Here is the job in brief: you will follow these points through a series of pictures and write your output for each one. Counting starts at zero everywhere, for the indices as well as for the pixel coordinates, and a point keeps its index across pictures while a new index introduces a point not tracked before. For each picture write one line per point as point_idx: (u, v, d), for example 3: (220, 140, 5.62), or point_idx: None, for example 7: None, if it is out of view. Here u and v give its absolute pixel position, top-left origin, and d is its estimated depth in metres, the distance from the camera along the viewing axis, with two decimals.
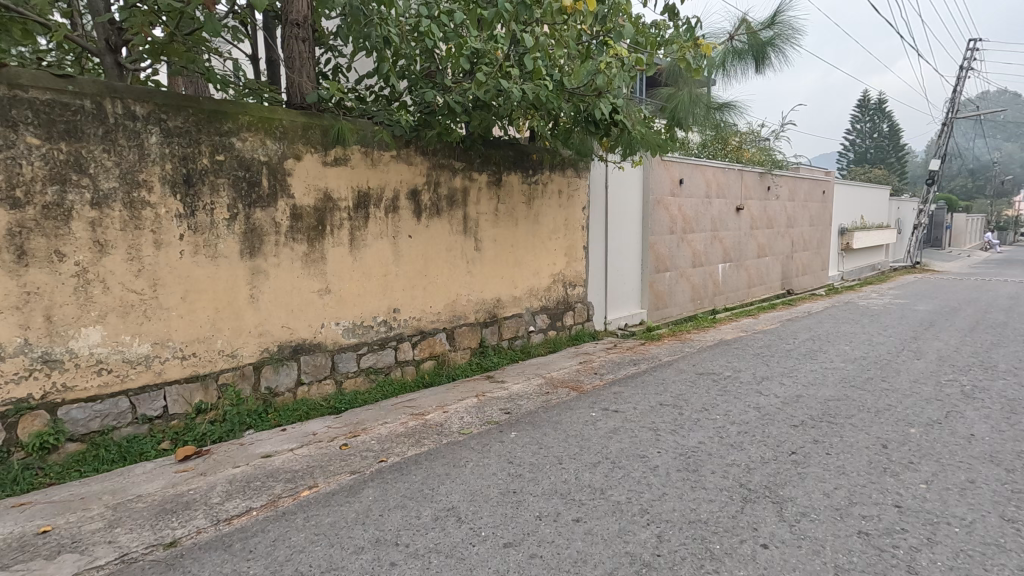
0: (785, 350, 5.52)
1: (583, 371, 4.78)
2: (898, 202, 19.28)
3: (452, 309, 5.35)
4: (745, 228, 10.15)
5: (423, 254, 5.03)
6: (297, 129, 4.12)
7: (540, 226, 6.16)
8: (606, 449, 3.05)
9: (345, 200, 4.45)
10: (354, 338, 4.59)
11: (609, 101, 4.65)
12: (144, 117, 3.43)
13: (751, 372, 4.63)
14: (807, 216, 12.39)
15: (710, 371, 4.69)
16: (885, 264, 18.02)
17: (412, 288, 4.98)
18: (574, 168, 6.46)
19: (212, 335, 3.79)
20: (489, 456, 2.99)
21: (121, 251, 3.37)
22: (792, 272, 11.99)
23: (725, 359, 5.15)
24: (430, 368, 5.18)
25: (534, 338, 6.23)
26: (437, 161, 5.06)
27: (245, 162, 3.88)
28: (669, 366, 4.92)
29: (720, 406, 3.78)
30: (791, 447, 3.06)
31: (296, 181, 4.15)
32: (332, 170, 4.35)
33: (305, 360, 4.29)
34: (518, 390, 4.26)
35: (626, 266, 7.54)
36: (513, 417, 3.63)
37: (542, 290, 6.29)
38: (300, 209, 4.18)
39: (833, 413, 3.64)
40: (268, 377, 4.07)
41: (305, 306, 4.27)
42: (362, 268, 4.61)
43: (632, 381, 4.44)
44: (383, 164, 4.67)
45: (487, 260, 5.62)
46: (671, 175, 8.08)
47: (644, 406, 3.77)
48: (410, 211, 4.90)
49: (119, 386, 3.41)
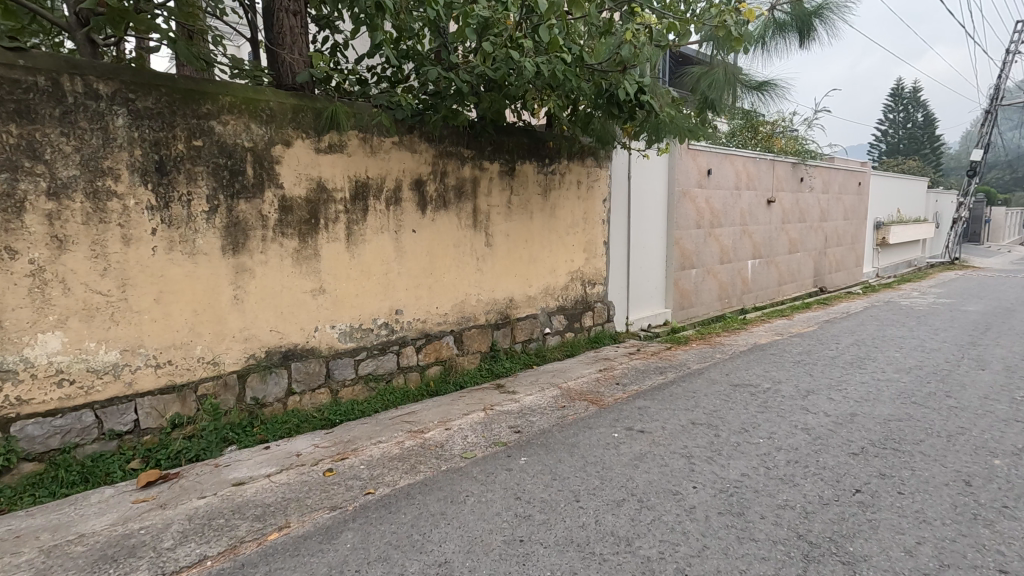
0: (828, 358, 4.96)
1: (603, 381, 4.30)
2: (937, 195, 18.30)
3: (461, 311, 4.92)
4: (776, 222, 9.55)
5: (428, 251, 4.61)
6: (286, 112, 3.71)
7: (556, 220, 5.69)
8: (632, 482, 2.59)
9: (341, 191, 4.04)
10: (351, 342, 4.19)
11: (635, 80, 4.14)
12: (109, 97, 3.05)
13: (794, 385, 4.10)
14: (841, 209, 11.68)
15: (746, 383, 4.17)
16: (922, 261, 17.09)
17: (416, 288, 4.57)
18: (594, 157, 5.98)
19: (190, 340, 3.42)
20: (493, 490, 2.55)
21: (83, 247, 3.00)
22: (825, 268, 11.32)
23: (762, 367, 4.62)
24: (436, 374, 4.76)
25: (550, 340, 5.77)
26: (443, 149, 4.62)
27: (227, 149, 3.48)
28: (699, 375, 4.41)
29: (762, 426, 3.29)
30: (854, 484, 2.57)
31: (286, 169, 3.75)
32: (326, 158, 3.94)
33: (297, 367, 3.90)
34: (530, 403, 3.81)
35: (649, 263, 7.03)
36: (523, 437, 3.18)
37: (559, 290, 5.83)
38: (290, 201, 3.78)
39: (898, 438, 3.11)
40: (254, 387, 3.69)
41: (296, 308, 3.88)
42: (361, 266, 4.20)
43: (658, 393, 3.96)
44: (383, 151, 4.25)
45: (499, 258, 5.18)
46: (698, 165, 7.54)
47: (674, 426, 3.29)
48: (413, 203, 4.47)
49: (83, 399, 3.05)
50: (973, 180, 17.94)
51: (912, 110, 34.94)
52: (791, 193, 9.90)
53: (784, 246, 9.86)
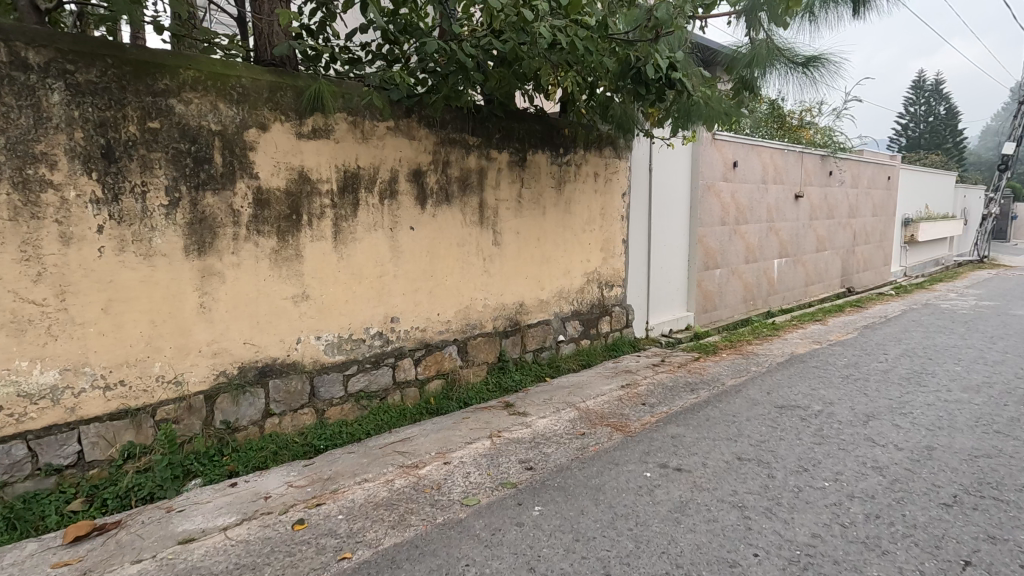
0: (880, 373, 4.37)
1: (626, 401, 3.75)
2: (966, 190, 17.52)
3: (465, 318, 4.40)
4: (803, 218, 8.93)
5: (429, 250, 4.09)
6: (261, 90, 3.20)
7: (571, 216, 5.15)
8: (674, 547, 2.05)
9: (327, 183, 3.53)
10: (340, 356, 3.69)
11: (665, 54, 3.65)
12: (43, 68, 2.55)
13: (850, 408, 3.53)
14: (870, 205, 11.01)
15: (793, 404, 3.61)
16: (949, 259, 16.34)
17: (414, 293, 4.05)
18: (612, 146, 5.43)
19: (146, 357, 2.92)
20: (500, 556, 2.03)
21: (10, 249, 2.51)
22: (852, 267, 10.68)
23: (807, 384, 4.05)
24: (437, 389, 4.24)
25: (563, 349, 5.23)
26: (445, 135, 4.09)
27: (190, 133, 2.98)
28: (737, 394, 3.86)
29: (823, 464, 2.75)
30: (960, 553, 2.02)
31: (262, 156, 3.24)
32: (309, 143, 3.43)
33: (276, 385, 3.40)
34: (544, 429, 3.29)
35: (671, 263, 6.48)
36: (537, 476, 2.65)
37: (574, 293, 5.29)
38: (266, 194, 3.27)
39: (994, 483, 2.54)
40: (224, 409, 3.19)
41: (274, 317, 3.38)
42: (351, 268, 3.69)
43: (693, 417, 3.41)
44: (376, 137, 3.73)
45: (508, 258, 4.65)
46: (723, 157, 6.96)
47: (716, 463, 2.75)
48: (411, 196, 3.95)
49: (13, 430, 2.56)
50: (1004, 175, 17.14)
51: (933, 104, 34.00)
52: (819, 187, 9.27)
53: (811, 245, 9.25)
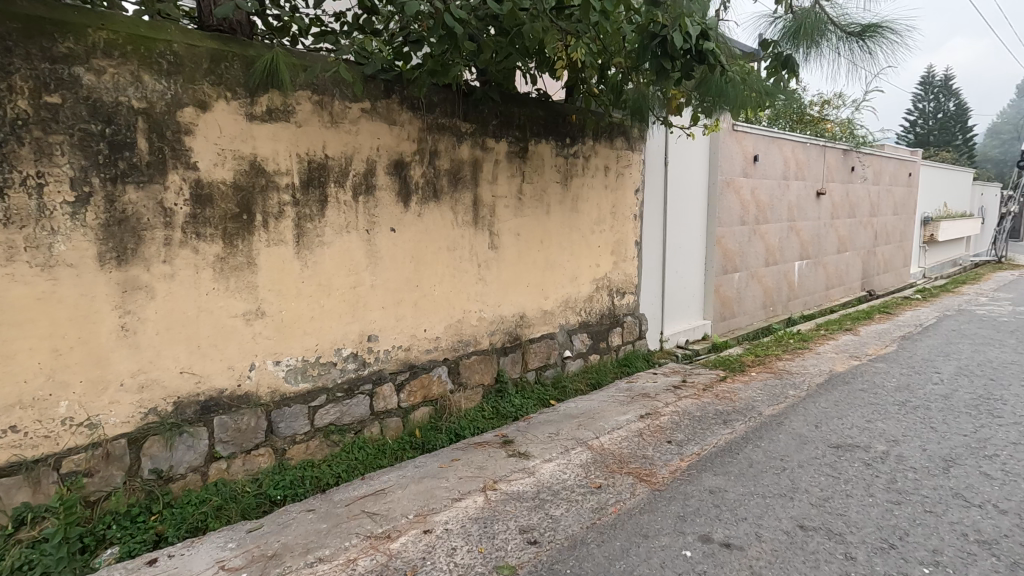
0: (941, 400, 3.74)
1: (647, 438, 3.13)
2: (984, 188, 16.89)
3: (457, 334, 3.79)
4: (824, 217, 8.30)
5: (413, 256, 3.47)
6: (200, 60, 2.57)
7: (579, 215, 4.52)
8: None
9: (286, 175, 2.90)
10: (304, 384, 3.07)
11: (695, 18, 3.06)
12: None
13: (921, 449, 2.91)
14: (891, 202, 10.36)
15: (850, 443, 3.00)
16: (967, 260, 15.71)
17: (395, 307, 3.43)
18: (624, 136, 4.81)
19: (48, 396, 2.30)
20: None
21: None
22: (873, 269, 10.06)
23: (860, 415, 3.43)
24: (423, 418, 3.62)
25: (570, 366, 4.61)
26: (433, 120, 3.47)
27: (103, 110, 2.36)
28: (778, 428, 3.24)
29: (913, 538, 2.13)
30: None
31: (201, 141, 2.61)
32: (263, 127, 2.80)
33: (222, 423, 2.78)
34: (550, 477, 2.68)
35: (687, 267, 5.86)
36: (543, 558, 2.05)
37: (581, 302, 4.67)
38: (208, 188, 2.65)
39: None
40: (154, 455, 2.58)
41: (220, 339, 2.76)
42: (317, 278, 3.07)
43: (731, 462, 2.79)
44: (349, 121, 3.10)
45: (507, 264, 4.03)
46: (744, 150, 6.34)
47: (774, 536, 2.14)
48: (392, 192, 3.32)
49: None
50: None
51: (942, 100, 33.30)
52: (841, 183, 8.64)
53: (832, 245, 8.62)
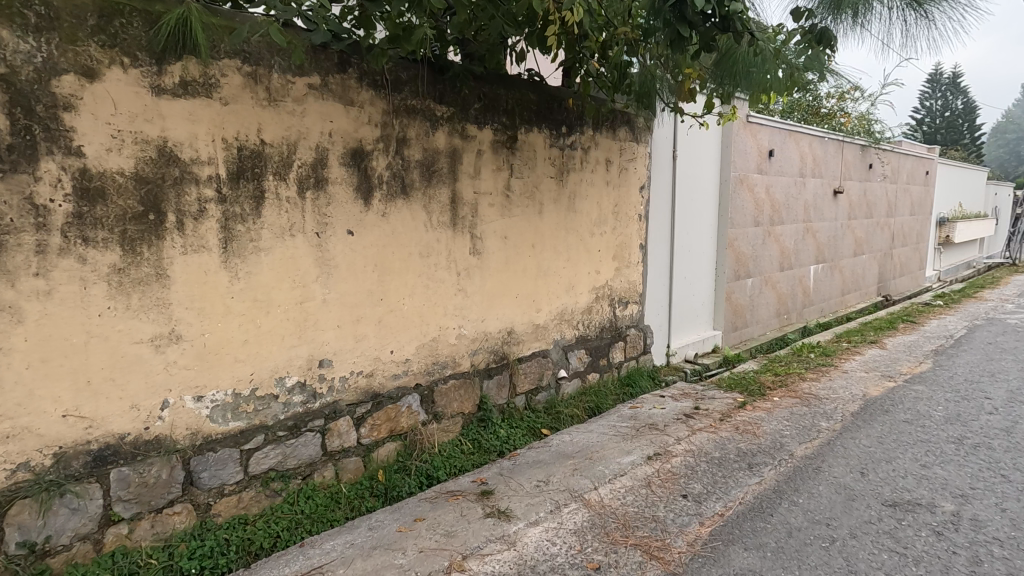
0: (1004, 436, 3.15)
1: (657, 490, 2.56)
2: (998, 188, 16.30)
3: (432, 355, 3.21)
4: (841, 218, 7.70)
5: (375, 264, 2.88)
6: (84, 16, 2.00)
7: (577, 215, 3.94)
8: None
9: (208, 165, 2.32)
10: (236, 424, 2.50)
11: None
12: None
13: (999, 510, 2.34)
14: (909, 202, 9.75)
15: (909, 501, 2.42)
16: (980, 263, 15.11)
17: (354, 326, 2.85)
18: (628, 124, 4.23)
19: None
20: None
21: None
22: (890, 272, 9.45)
23: (911, 458, 2.85)
24: (389, 456, 3.05)
25: (565, 388, 4.03)
26: (401, 102, 2.89)
27: None
28: (816, 475, 2.67)
29: None
30: None
31: (87, 120, 2.03)
32: (176, 103, 2.22)
33: (122, 478, 2.21)
34: (534, 551, 2.12)
35: (697, 274, 5.27)
36: None
37: (579, 314, 4.10)
38: (99, 180, 2.07)
39: None
40: (24, 524, 2.01)
41: (120, 373, 2.18)
42: (252, 293, 2.49)
43: (762, 529, 2.22)
44: (293, 99, 2.53)
45: (492, 272, 3.45)
46: (759, 144, 5.75)
47: None
48: (349, 186, 2.74)
49: None
50: None
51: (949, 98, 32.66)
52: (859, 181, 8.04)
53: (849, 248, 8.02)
